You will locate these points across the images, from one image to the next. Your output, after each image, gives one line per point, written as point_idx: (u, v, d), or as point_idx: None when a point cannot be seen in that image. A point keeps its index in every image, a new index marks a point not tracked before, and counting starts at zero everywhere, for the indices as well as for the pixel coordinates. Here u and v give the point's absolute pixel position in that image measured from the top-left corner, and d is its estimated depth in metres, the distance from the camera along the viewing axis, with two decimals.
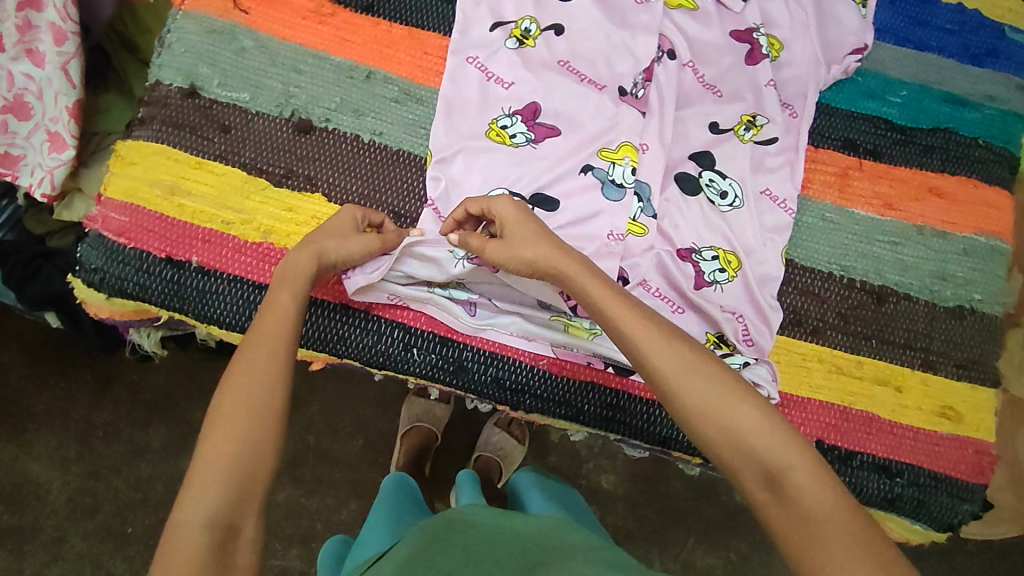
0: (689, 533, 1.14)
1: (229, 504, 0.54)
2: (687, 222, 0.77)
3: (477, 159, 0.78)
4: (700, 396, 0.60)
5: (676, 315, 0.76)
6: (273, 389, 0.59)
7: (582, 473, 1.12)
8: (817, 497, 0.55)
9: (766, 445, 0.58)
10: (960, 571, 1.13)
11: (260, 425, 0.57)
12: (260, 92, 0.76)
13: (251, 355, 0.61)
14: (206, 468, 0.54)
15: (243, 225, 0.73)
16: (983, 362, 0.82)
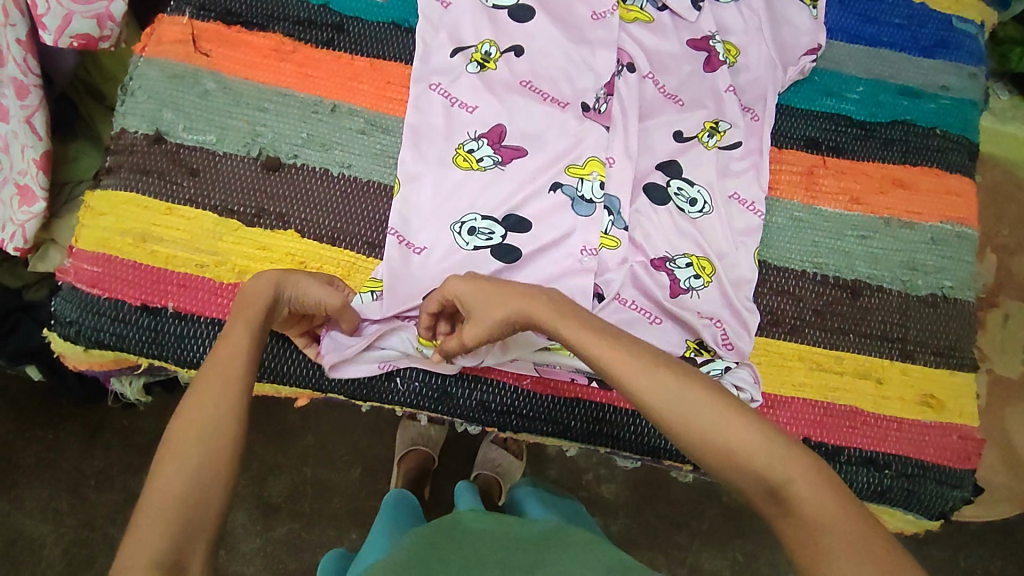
0: (693, 536, 1.29)
1: (176, 541, 0.45)
2: (658, 231, 0.79)
3: (444, 184, 0.78)
4: (683, 416, 0.52)
5: (654, 325, 0.77)
6: (228, 416, 0.52)
7: (583, 484, 1.29)
8: (836, 514, 0.46)
9: (764, 461, 0.49)
10: (932, 541, 1.26)
11: (215, 451, 0.50)
12: (225, 133, 0.78)
13: (204, 379, 0.54)
14: (153, 500, 0.46)
15: (217, 267, 0.73)
16: (960, 348, 0.82)
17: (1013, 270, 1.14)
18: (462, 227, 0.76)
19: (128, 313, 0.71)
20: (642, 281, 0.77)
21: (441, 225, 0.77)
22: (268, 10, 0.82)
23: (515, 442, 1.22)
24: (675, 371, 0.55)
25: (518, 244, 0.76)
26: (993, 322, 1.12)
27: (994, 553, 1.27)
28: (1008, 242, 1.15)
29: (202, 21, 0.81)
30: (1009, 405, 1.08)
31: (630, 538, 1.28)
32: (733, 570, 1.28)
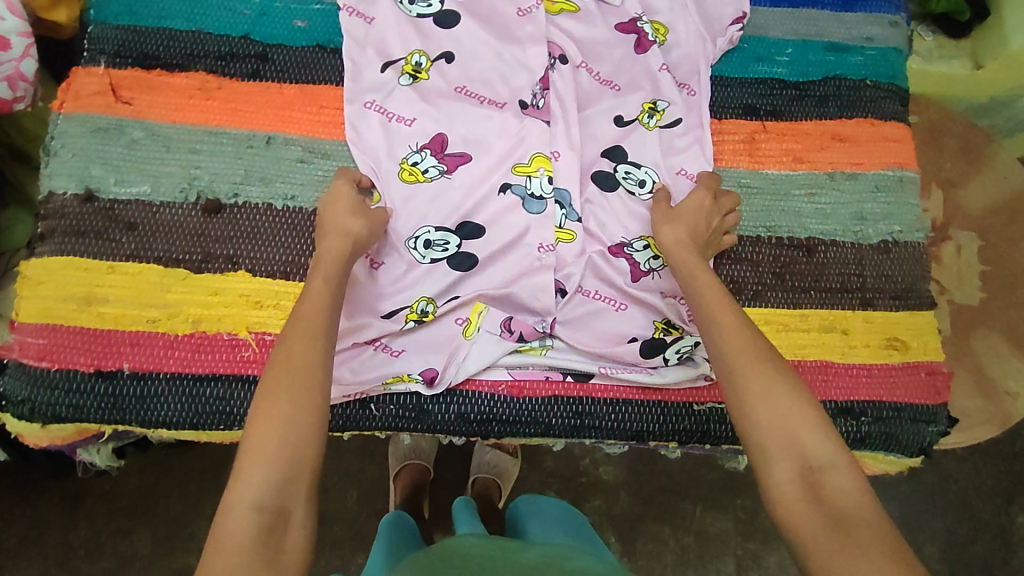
0: (695, 503, 1.31)
1: (276, 486, 0.51)
2: (613, 217, 0.80)
3: (391, 200, 0.77)
4: (767, 382, 0.59)
5: (620, 313, 0.77)
6: (315, 372, 0.57)
7: (581, 470, 1.30)
8: (860, 502, 0.52)
9: (812, 441, 0.56)
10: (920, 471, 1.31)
11: (305, 407, 0.55)
12: (160, 181, 0.75)
13: (297, 335, 0.59)
14: (252, 448, 0.53)
15: (170, 319, 0.71)
16: (917, 289, 0.84)
17: (960, 201, 1.17)
18: (417, 241, 0.76)
19: (83, 382, 0.69)
20: (603, 270, 0.78)
21: (393, 242, 0.75)
22: (187, 49, 0.79)
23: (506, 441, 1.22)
24: (772, 352, 0.62)
25: (475, 250, 0.76)
26: (946, 255, 1.16)
27: (980, 473, 1.32)
28: (952, 176, 1.18)
29: (119, 68, 0.78)
30: (972, 332, 1.12)
31: (635, 515, 1.30)
32: (738, 530, 1.31)
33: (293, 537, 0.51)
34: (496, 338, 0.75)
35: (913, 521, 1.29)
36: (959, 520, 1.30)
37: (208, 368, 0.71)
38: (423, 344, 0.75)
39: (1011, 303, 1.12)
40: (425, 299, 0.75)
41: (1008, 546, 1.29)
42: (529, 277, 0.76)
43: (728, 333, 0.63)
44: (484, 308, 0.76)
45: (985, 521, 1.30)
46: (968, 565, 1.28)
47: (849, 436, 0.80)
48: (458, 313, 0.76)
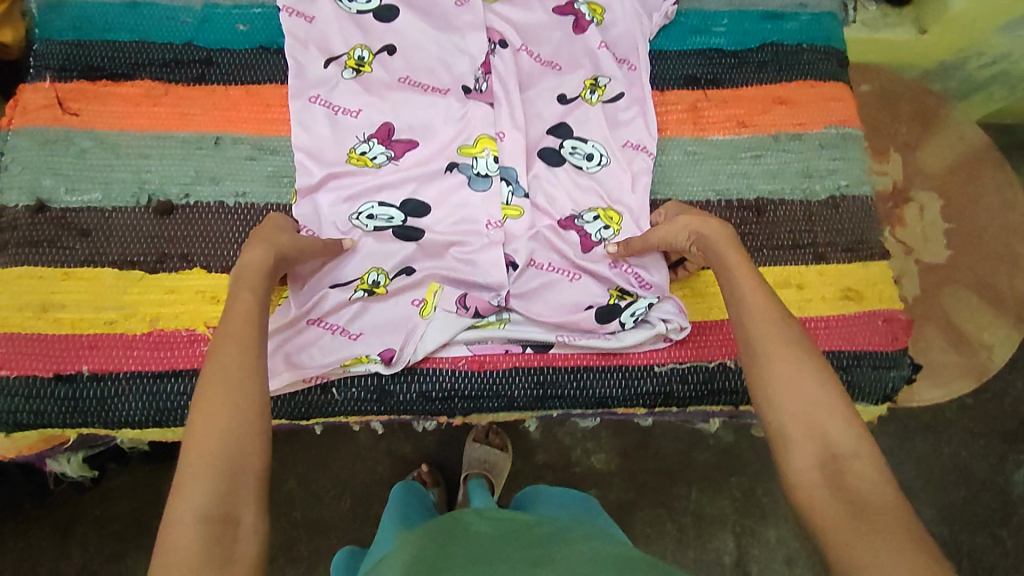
0: (690, 486, 1.31)
1: (219, 495, 0.48)
2: (562, 193, 0.81)
3: (339, 186, 0.79)
4: (792, 363, 0.57)
5: (575, 283, 0.79)
6: (251, 378, 0.54)
7: (573, 460, 1.31)
8: (881, 491, 0.49)
9: (835, 429, 0.53)
10: (903, 432, 1.33)
11: (243, 415, 0.52)
12: (111, 187, 0.77)
13: (229, 342, 0.56)
14: (196, 457, 0.49)
15: (127, 320, 0.72)
16: (867, 241, 0.85)
17: (919, 163, 1.16)
18: (361, 215, 0.78)
19: (41, 388, 0.69)
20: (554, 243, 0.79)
21: (345, 225, 0.77)
22: (132, 58, 0.81)
23: (495, 436, 1.28)
24: (796, 335, 0.59)
25: (421, 227, 0.78)
26: (910, 216, 1.16)
27: (973, 433, 1.34)
28: (908, 139, 1.18)
29: (64, 82, 0.79)
30: (942, 289, 1.12)
31: (630, 502, 1.30)
32: (734, 508, 1.30)
33: (246, 543, 0.47)
34: (452, 314, 0.76)
35: (909, 486, 1.30)
36: (951, 481, 1.31)
37: (168, 364, 0.71)
38: (379, 325, 0.75)
39: (978, 259, 1.12)
40: (376, 269, 0.76)
41: (1008, 505, 1.30)
42: (482, 254, 0.78)
43: (752, 313, 0.61)
44: (438, 287, 0.77)
45: (982, 481, 1.31)
46: (968, 526, 1.29)
47: None
48: (414, 293, 0.77)
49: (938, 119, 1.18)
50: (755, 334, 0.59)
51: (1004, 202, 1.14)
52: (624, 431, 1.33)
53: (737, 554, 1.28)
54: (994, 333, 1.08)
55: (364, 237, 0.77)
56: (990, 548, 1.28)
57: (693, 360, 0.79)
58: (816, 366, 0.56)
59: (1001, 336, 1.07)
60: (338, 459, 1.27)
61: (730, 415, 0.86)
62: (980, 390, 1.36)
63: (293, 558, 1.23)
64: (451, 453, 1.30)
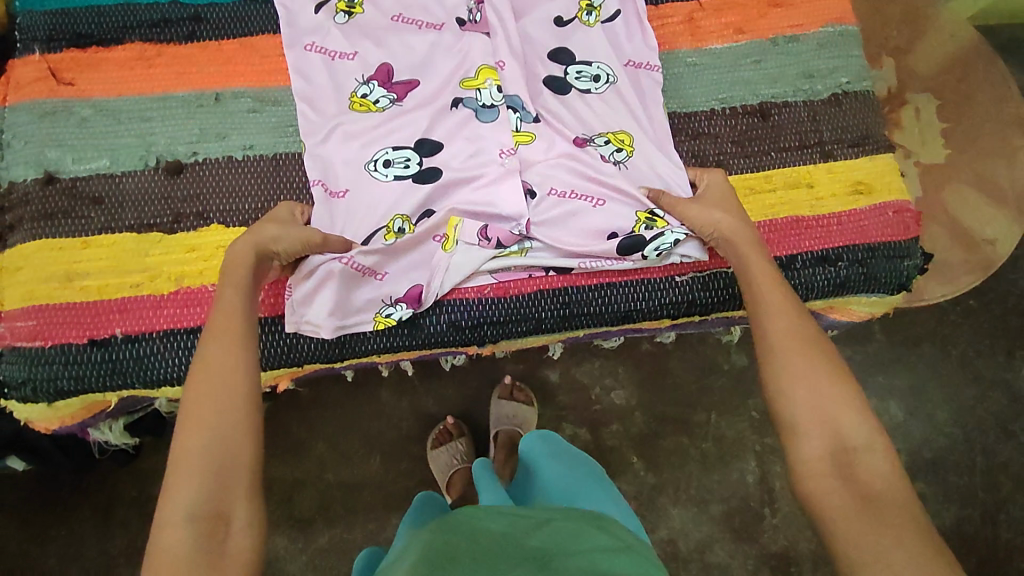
0: (709, 411, 1.34)
1: (209, 493, 0.51)
2: (573, 118, 0.81)
3: (345, 133, 0.78)
4: (808, 359, 0.61)
5: (598, 208, 0.78)
6: (239, 380, 0.56)
7: (593, 399, 1.33)
8: (891, 485, 0.54)
9: (850, 425, 0.57)
10: (912, 338, 1.36)
11: (228, 418, 0.54)
12: (117, 152, 0.76)
13: (220, 346, 0.58)
14: (184, 456, 0.52)
15: (153, 281, 0.73)
16: (872, 135, 0.85)
17: (910, 66, 1.17)
18: (377, 163, 0.77)
19: (77, 354, 0.70)
20: (573, 169, 0.79)
21: (357, 170, 0.77)
22: (119, 21, 0.79)
23: (521, 391, 1.29)
24: (815, 335, 0.63)
25: (437, 164, 0.78)
26: (907, 119, 1.16)
27: (979, 334, 1.36)
28: (899, 42, 1.18)
29: (55, 53, 0.78)
30: (943, 189, 1.13)
31: (652, 432, 1.33)
32: (753, 428, 1.34)
33: (236, 538, 0.51)
34: (475, 247, 0.76)
35: (921, 392, 1.34)
36: (962, 382, 1.35)
37: (199, 320, 0.72)
38: (404, 263, 0.76)
39: (977, 156, 1.13)
40: (400, 217, 0.75)
41: (1017, 400, 1.34)
42: (500, 184, 0.77)
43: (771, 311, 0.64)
44: (459, 221, 0.76)
45: (990, 379, 1.35)
46: (980, 423, 1.33)
47: (830, 282, 0.81)
48: (434, 229, 0.76)
49: (928, 20, 1.17)
50: (776, 334, 0.63)
51: (1000, 96, 1.14)
52: (640, 364, 1.35)
53: (760, 472, 1.32)
54: (997, 227, 1.09)
55: (381, 183, 0.77)
56: (1002, 442, 1.33)
57: (713, 268, 0.80)
58: (834, 367, 0.60)
59: (1004, 229, 1.09)
60: (364, 420, 1.29)
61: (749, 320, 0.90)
62: (984, 291, 1.38)
63: (331, 517, 1.26)
64: (473, 403, 1.33)
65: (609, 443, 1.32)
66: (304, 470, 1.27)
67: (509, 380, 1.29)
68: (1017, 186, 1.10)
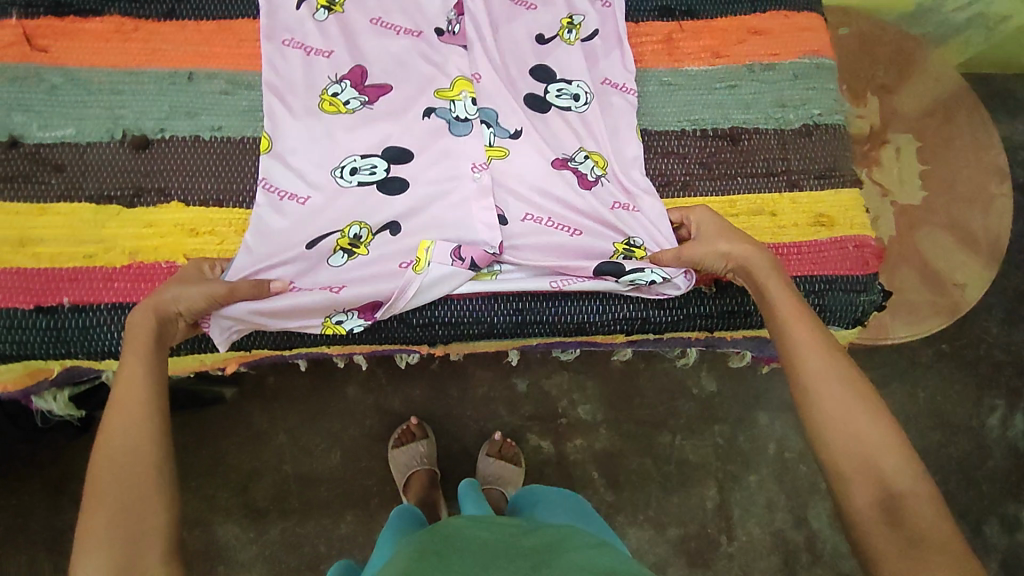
0: (674, 433, 1.34)
1: (115, 565, 0.51)
2: (548, 134, 0.81)
3: (316, 133, 0.78)
4: (841, 399, 0.59)
5: (575, 237, 0.78)
6: (142, 443, 0.57)
7: (559, 412, 1.33)
8: (938, 530, 0.52)
9: (891, 467, 0.55)
10: (880, 374, 1.38)
11: (136, 486, 0.55)
12: (84, 123, 0.76)
13: (122, 418, 0.58)
14: (91, 531, 0.52)
15: (107, 253, 0.72)
16: (839, 168, 0.86)
17: (895, 106, 1.18)
18: (344, 169, 0.77)
19: (23, 319, 0.70)
20: (543, 190, 0.79)
21: (322, 172, 0.77)
22: None
23: (509, 449, 1.28)
24: (848, 370, 0.61)
25: (404, 175, 0.78)
26: (887, 158, 1.17)
27: (948, 378, 1.38)
28: (885, 82, 1.18)
29: (32, 18, 0.78)
30: (917, 230, 1.14)
31: (615, 450, 1.33)
32: (716, 455, 1.34)
33: None
34: (448, 268, 0.74)
35: None
36: (927, 424, 1.36)
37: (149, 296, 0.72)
38: (366, 279, 0.75)
39: (951, 200, 1.13)
40: (359, 223, 0.76)
41: (981, 446, 1.36)
42: (472, 203, 0.77)
43: (800, 349, 0.63)
44: (430, 243, 0.75)
45: (956, 424, 1.36)
46: (942, 467, 1.34)
47: None
48: (402, 253, 0.75)
49: (915, 61, 1.19)
50: (806, 371, 0.62)
51: (979, 143, 1.16)
52: (608, 381, 1.35)
53: (720, 499, 1.32)
54: (966, 273, 1.10)
55: (347, 190, 0.77)
56: (963, 488, 1.34)
57: None
58: (871, 405, 0.59)
59: (973, 275, 1.10)
60: (326, 415, 1.29)
61: (705, 342, 0.90)
62: (955, 336, 1.40)
63: (285, 509, 1.25)
64: (438, 406, 1.32)
65: (570, 457, 1.32)
66: (262, 461, 1.26)
67: (499, 436, 1.28)
68: (990, 234, 1.11)
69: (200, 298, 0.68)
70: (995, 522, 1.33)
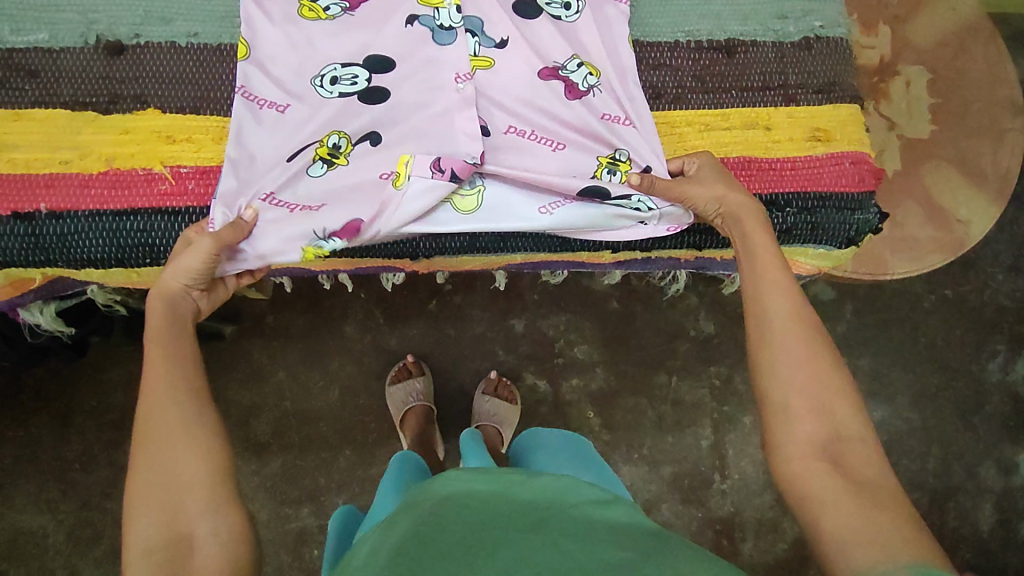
0: (670, 374, 1.34)
1: (161, 525, 0.54)
2: (536, 43, 0.78)
3: (295, 39, 0.75)
4: (805, 347, 0.60)
5: (557, 151, 0.76)
6: (167, 407, 0.57)
7: (556, 351, 1.33)
8: (881, 476, 0.56)
9: (843, 414, 0.58)
10: (881, 316, 1.36)
11: (172, 451, 0.56)
12: (57, 27, 0.74)
13: (144, 387, 0.58)
14: (137, 494, 0.55)
15: (83, 160, 0.72)
16: (839, 83, 0.83)
17: (908, 36, 1.11)
18: (322, 79, 0.75)
19: (1, 225, 0.70)
20: (529, 103, 0.77)
21: (301, 81, 0.75)
22: None
23: (505, 389, 1.28)
24: (813, 322, 0.62)
25: (385, 84, 0.75)
26: (896, 90, 1.11)
27: (950, 324, 1.36)
28: (897, 11, 1.11)
29: None
30: (923, 164, 1.09)
31: (612, 389, 1.33)
32: (713, 396, 1.34)
33: (203, 553, 0.54)
34: (428, 181, 0.71)
35: (883, 375, 1.35)
36: (927, 368, 1.35)
37: (127, 203, 0.71)
38: (347, 192, 0.73)
39: (959, 133, 1.09)
40: (337, 133, 0.74)
41: (980, 392, 1.35)
42: (455, 113, 0.74)
43: (771, 294, 0.62)
44: (410, 157, 0.72)
45: (956, 370, 1.35)
46: (940, 412, 1.34)
47: (776, 228, 0.80)
48: (381, 165, 0.73)
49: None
50: (774, 313, 0.62)
51: (993, 75, 1.10)
52: (606, 321, 1.34)
53: (715, 439, 1.32)
54: (972, 208, 1.06)
55: (325, 100, 0.74)
56: (960, 433, 1.33)
57: None
58: (829, 354, 0.60)
59: (979, 211, 1.05)
60: (324, 352, 1.29)
61: (694, 266, 0.91)
62: (960, 282, 1.37)
63: (286, 442, 1.26)
64: (435, 344, 1.32)
65: (566, 397, 1.32)
66: (262, 396, 1.27)
67: (495, 375, 1.29)
68: (999, 168, 1.07)
69: (196, 263, 0.65)
70: (991, 466, 1.33)
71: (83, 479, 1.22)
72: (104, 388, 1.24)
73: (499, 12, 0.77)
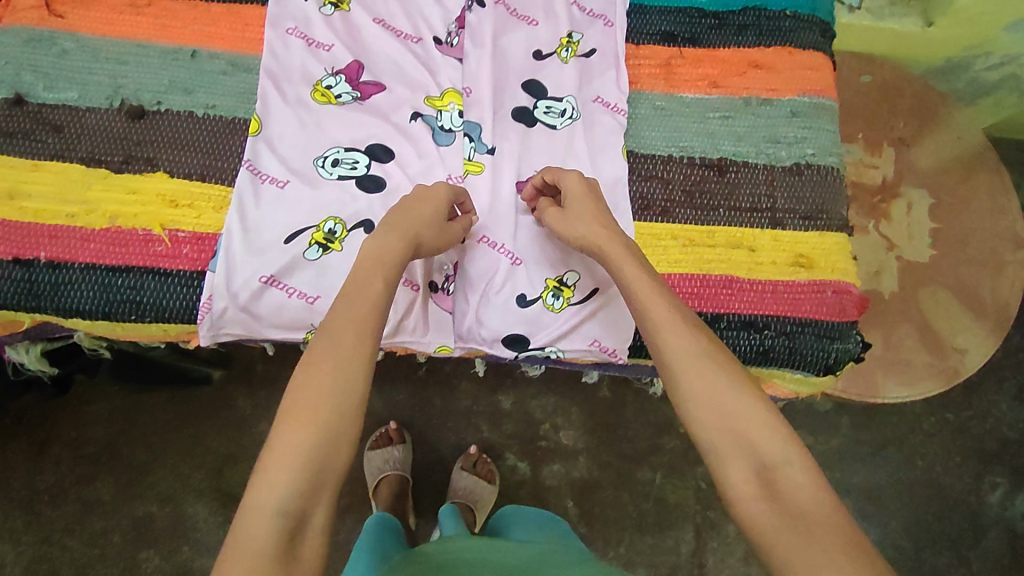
0: (655, 470, 1.30)
1: (301, 492, 0.49)
2: (527, 150, 0.82)
3: (306, 120, 0.80)
4: (708, 377, 0.55)
5: (515, 267, 0.78)
6: (349, 370, 0.54)
7: (540, 434, 1.31)
8: (817, 499, 0.48)
9: (763, 438, 0.52)
10: (875, 435, 1.33)
11: (343, 419, 0.52)
12: (88, 88, 0.79)
13: (338, 336, 0.56)
14: (280, 448, 0.50)
15: (88, 215, 0.75)
16: (827, 210, 0.84)
17: (911, 161, 1.13)
18: (326, 160, 0.79)
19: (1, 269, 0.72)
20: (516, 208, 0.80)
21: (306, 160, 0.78)
22: None
23: (485, 467, 1.26)
24: (709, 348, 0.57)
25: (385, 171, 0.79)
26: (896, 212, 1.12)
27: (947, 451, 1.32)
28: (903, 135, 1.13)
29: None
30: (920, 289, 1.08)
31: (594, 479, 1.30)
32: (697, 499, 1.29)
33: (309, 552, 0.48)
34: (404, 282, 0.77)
35: (876, 496, 1.30)
36: (924, 495, 1.30)
37: (122, 260, 0.74)
38: (335, 276, 0.75)
39: (958, 261, 1.09)
40: (333, 219, 0.76)
41: (978, 526, 1.29)
42: None
43: (661, 332, 0.59)
44: None
45: (953, 499, 1.30)
46: (933, 542, 1.28)
47: (752, 349, 0.80)
48: None
49: (938, 118, 1.14)
50: (670, 352, 0.58)
51: (997, 207, 1.10)
52: (594, 408, 1.32)
53: (695, 544, 1.27)
54: (968, 337, 1.05)
55: (325, 181, 0.78)
56: (954, 567, 1.27)
57: None
58: (738, 381, 0.55)
59: (975, 341, 1.04)
60: None
61: None
62: (961, 408, 1.34)
63: None
64: (419, 413, 1.31)
65: (547, 481, 1.30)
66: (240, 445, 1.25)
67: (475, 451, 1.27)
68: (997, 299, 1.07)
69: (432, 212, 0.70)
70: None
71: (49, 512, 1.21)
72: (86, 422, 1.24)
73: (499, 120, 0.82)
